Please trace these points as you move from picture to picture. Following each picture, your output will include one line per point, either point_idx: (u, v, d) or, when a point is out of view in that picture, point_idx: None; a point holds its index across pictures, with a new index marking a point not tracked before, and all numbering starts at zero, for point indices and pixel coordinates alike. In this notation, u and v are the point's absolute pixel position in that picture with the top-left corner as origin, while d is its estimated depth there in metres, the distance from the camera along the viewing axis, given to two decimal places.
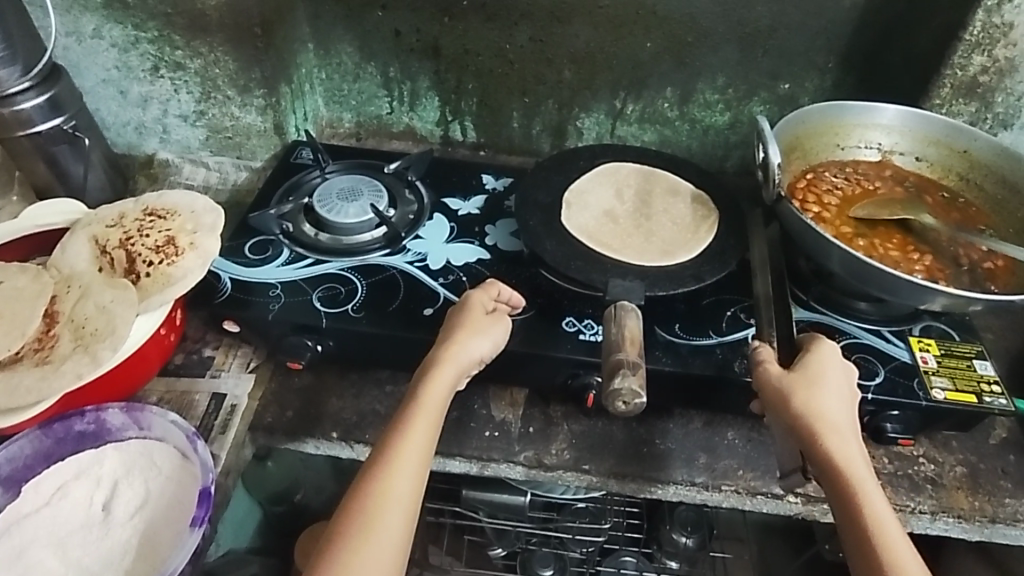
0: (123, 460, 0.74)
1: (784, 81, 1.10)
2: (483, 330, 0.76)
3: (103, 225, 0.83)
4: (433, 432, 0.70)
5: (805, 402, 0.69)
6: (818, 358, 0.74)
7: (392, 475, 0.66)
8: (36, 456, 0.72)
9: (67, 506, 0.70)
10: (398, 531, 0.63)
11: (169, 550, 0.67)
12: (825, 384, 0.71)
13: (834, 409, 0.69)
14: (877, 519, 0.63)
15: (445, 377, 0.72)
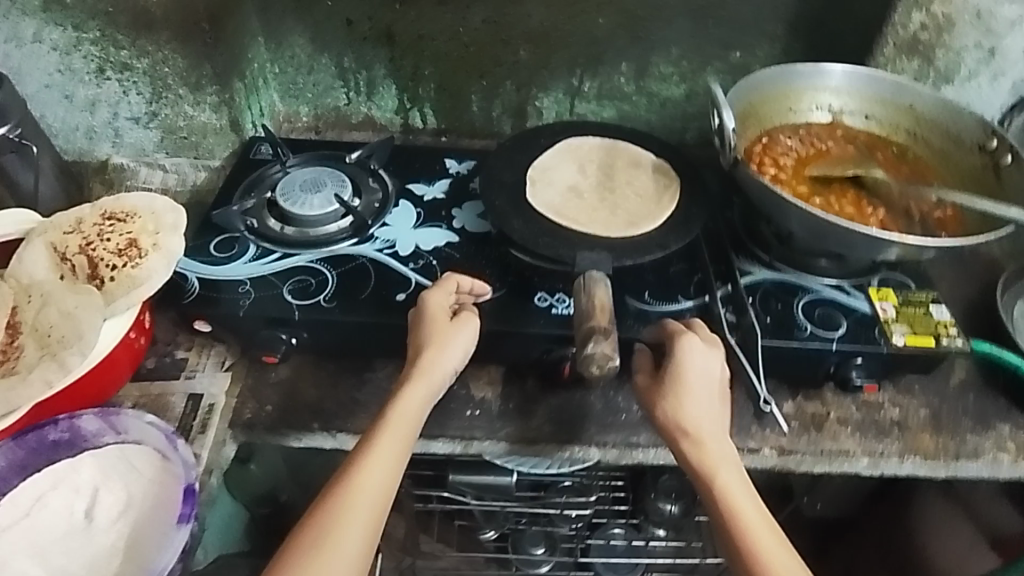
0: (101, 465, 0.72)
1: (736, 50, 1.12)
2: (453, 338, 0.75)
3: (60, 232, 0.80)
4: (402, 451, 0.69)
5: (681, 424, 0.70)
6: (693, 360, 0.72)
7: (354, 488, 0.65)
8: (10, 468, 0.70)
9: (47, 515, 0.69)
10: (357, 546, 0.62)
11: (157, 549, 0.66)
12: (688, 392, 0.71)
13: (710, 425, 0.70)
14: (746, 527, 0.65)
15: (417, 393, 0.71)
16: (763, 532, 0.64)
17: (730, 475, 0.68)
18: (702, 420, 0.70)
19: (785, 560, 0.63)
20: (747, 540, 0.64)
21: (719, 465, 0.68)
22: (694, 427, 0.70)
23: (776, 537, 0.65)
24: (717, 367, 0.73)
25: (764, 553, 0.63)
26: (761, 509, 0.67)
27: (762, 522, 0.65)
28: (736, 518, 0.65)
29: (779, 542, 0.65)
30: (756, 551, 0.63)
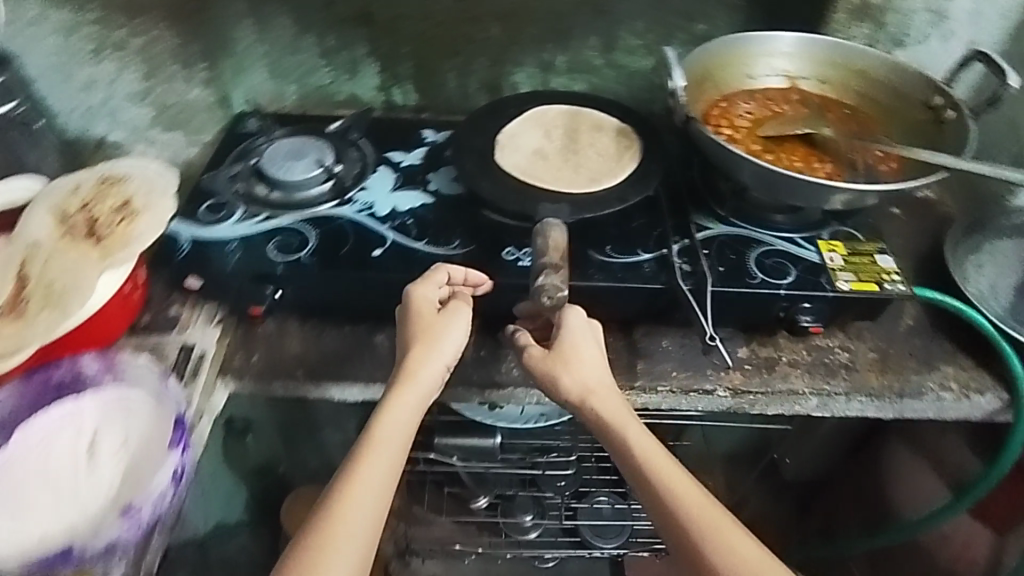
0: (101, 404, 0.78)
1: (699, 22, 1.17)
2: (440, 333, 0.78)
3: (60, 195, 0.87)
4: (395, 463, 0.70)
5: (574, 386, 0.76)
6: (573, 325, 0.79)
7: (347, 501, 0.66)
8: (20, 406, 0.76)
9: (54, 447, 0.75)
10: (354, 555, 0.64)
11: (154, 469, 0.72)
12: (580, 357, 0.77)
13: (606, 388, 0.76)
14: (663, 474, 0.70)
15: (404, 400, 0.73)
16: (677, 476, 0.70)
17: (635, 431, 0.73)
18: (594, 378, 0.76)
19: (712, 509, 0.68)
20: (672, 492, 0.69)
21: (626, 425, 0.73)
22: (591, 389, 0.75)
23: (707, 494, 0.69)
24: (588, 326, 0.80)
25: (676, 493, 0.69)
26: (677, 462, 0.72)
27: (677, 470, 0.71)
28: (653, 468, 0.70)
29: (703, 493, 0.70)
30: (670, 492, 0.69)
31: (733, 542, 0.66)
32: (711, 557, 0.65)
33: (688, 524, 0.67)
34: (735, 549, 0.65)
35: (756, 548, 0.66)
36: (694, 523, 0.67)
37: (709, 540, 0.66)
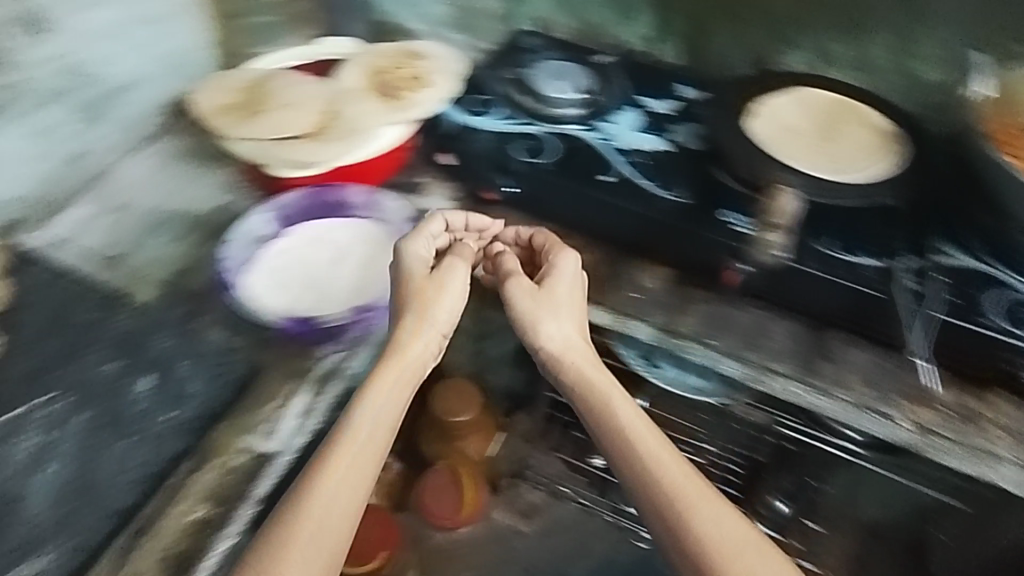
0: (352, 229, 0.95)
1: (1017, 43, 1.06)
2: (430, 301, 0.84)
3: (370, 57, 1.05)
4: (359, 465, 0.73)
5: (547, 341, 0.85)
6: (568, 266, 0.89)
7: (314, 495, 0.70)
8: (298, 211, 0.94)
9: (312, 249, 0.93)
10: (326, 536, 0.69)
11: (382, 289, 0.88)
12: (559, 310, 0.86)
13: (581, 353, 0.85)
14: (636, 437, 0.77)
15: (382, 395, 0.79)
16: (652, 441, 0.77)
17: (609, 399, 0.81)
18: (569, 334, 0.86)
19: (677, 479, 0.74)
20: (653, 459, 0.76)
21: (596, 382, 0.83)
22: (564, 346, 0.85)
23: (679, 463, 0.76)
24: (575, 274, 0.89)
25: (648, 463, 0.75)
26: (637, 410, 0.81)
27: (654, 440, 0.77)
28: (628, 439, 0.77)
29: (677, 462, 0.76)
30: (649, 459, 0.76)
31: (704, 512, 0.71)
32: (688, 522, 0.71)
33: (667, 491, 0.73)
34: (703, 521, 0.71)
35: (731, 520, 0.71)
36: (670, 490, 0.73)
37: (685, 507, 0.72)
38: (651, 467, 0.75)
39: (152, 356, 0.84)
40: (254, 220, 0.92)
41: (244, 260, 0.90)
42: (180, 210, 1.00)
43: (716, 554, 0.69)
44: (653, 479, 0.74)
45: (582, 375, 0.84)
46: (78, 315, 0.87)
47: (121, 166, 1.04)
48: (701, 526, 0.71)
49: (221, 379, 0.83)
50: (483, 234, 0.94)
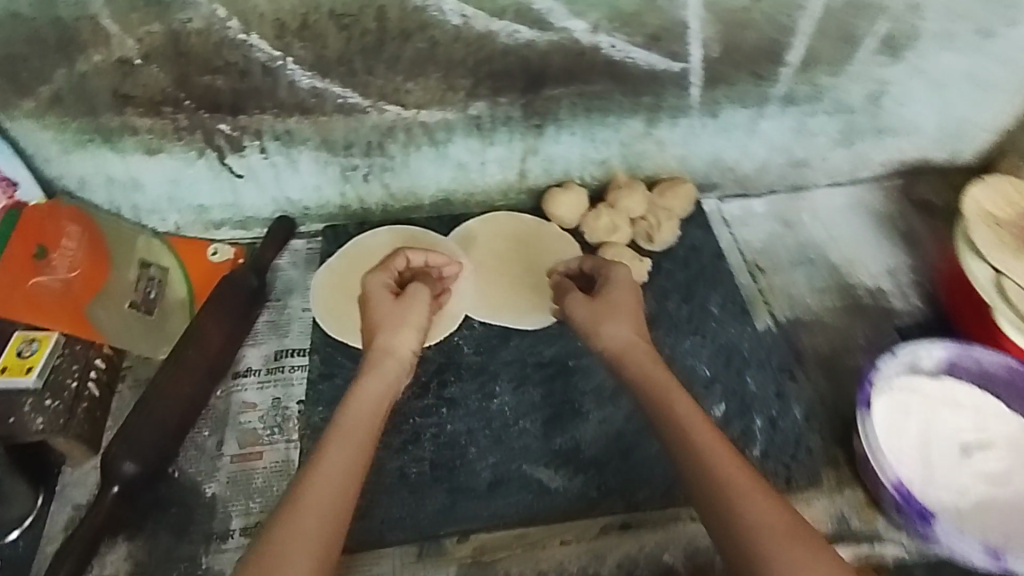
0: (1014, 435, 0.76)
1: None
2: (409, 319, 0.71)
3: None
4: (363, 444, 0.59)
5: (616, 336, 0.68)
6: (615, 276, 0.75)
7: (314, 476, 0.55)
8: (972, 371, 0.79)
9: (955, 417, 0.76)
10: (321, 518, 0.52)
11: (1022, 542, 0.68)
12: (619, 312, 0.71)
13: (643, 349, 0.67)
14: (684, 423, 0.58)
15: (373, 384, 0.65)
16: (703, 434, 0.57)
17: (653, 375, 0.63)
18: (621, 335, 0.68)
19: (716, 449, 0.55)
20: (699, 453, 0.55)
21: (634, 359, 0.66)
22: (630, 343, 0.67)
23: (715, 433, 0.57)
24: (630, 280, 0.75)
25: (701, 454, 0.55)
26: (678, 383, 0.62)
27: (704, 429, 0.57)
28: (682, 430, 0.58)
29: (713, 433, 0.57)
30: (702, 446, 0.56)
31: (746, 495, 0.52)
32: (733, 503, 0.52)
33: (707, 471, 0.54)
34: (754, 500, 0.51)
35: (775, 509, 0.51)
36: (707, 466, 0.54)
37: (727, 491, 0.53)
38: (704, 461, 0.55)
39: (741, 389, 0.81)
40: (931, 349, 0.79)
41: (894, 381, 0.77)
42: (839, 267, 0.95)
43: (773, 540, 0.49)
44: (711, 468, 0.54)
45: (639, 369, 0.65)
46: (710, 300, 0.88)
47: (817, 192, 1.01)
48: (736, 508, 0.51)
49: (782, 467, 0.76)
50: (441, 279, 0.83)
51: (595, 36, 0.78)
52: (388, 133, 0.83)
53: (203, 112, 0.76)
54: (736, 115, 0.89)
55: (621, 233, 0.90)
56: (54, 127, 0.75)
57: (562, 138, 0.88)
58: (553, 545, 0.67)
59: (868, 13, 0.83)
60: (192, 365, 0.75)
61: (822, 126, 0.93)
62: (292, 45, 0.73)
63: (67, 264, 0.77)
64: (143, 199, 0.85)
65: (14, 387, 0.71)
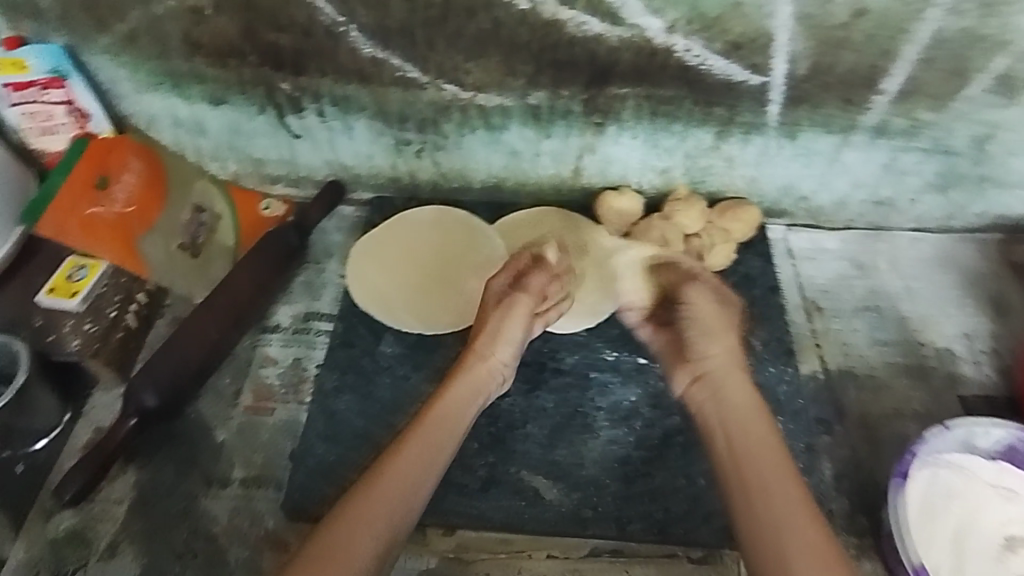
0: None
1: None
2: (509, 331, 0.71)
3: None
4: (443, 444, 0.62)
5: (701, 361, 0.67)
6: (705, 303, 0.70)
7: (397, 459, 0.59)
8: None
9: (1004, 510, 0.69)
10: (398, 500, 0.57)
11: None
12: (716, 339, 0.68)
13: (729, 373, 0.66)
14: (749, 438, 0.60)
15: (459, 389, 0.66)
16: (768, 452, 0.59)
17: (744, 412, 0.62)
18: (718, 358, 0.67)
19: (792, 493, 0.56)
20: (756, 469, 0.58)
21: (728, 389, 0.65)
22: (728, 369, 0.66)
23: (796, 487, 0.56)
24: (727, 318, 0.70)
25: (757, 474, 0.57)
26: (774, 432, 0.61)
27: (772, 449, 0.59)
28: (744, 445, 0.60)
29: (795, 488, 0.56)
30: (763, 465, 0.58)
31: (789, 518, 0.54)
32: (780, 526, 0.54)
33: (761, 524, 0.55)
34: (805, 563, 0.52)
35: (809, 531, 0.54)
36: (766, 517, 0.55)
37: (774, 514, 0.55)
38: (756, 478, 0.57)
39: None
40: (990, 428, 0.71)
41: (942, 456, 0.70)
42: (909, 321, 0.86)
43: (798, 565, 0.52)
44: (765, 488, 0.56)
45: (720, 384, 0.65)
46: (754, 334, 0.82)
47: (898, 236, 0.93)
48: (787, 537, 0.53)
49: None
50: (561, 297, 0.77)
51: (670, 37, 0.73)
52: (443, 112, 0.81)
53: (266, 68, 0.78)
54: (818, 140, 0.82)
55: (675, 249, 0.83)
56: (129, 65, 0.79)
57: (623, 139, 0.83)
58: (536, 557, 0.67)
59: (985, 46, 0.74)
60: (218, 310, 0.77)
61: (914, 164, 0.85)
62: (355, 11, 0.73)
63: (125, 196, 0.81)
64: (206, 143, 0.88)
65: (61, 308, 0.76)
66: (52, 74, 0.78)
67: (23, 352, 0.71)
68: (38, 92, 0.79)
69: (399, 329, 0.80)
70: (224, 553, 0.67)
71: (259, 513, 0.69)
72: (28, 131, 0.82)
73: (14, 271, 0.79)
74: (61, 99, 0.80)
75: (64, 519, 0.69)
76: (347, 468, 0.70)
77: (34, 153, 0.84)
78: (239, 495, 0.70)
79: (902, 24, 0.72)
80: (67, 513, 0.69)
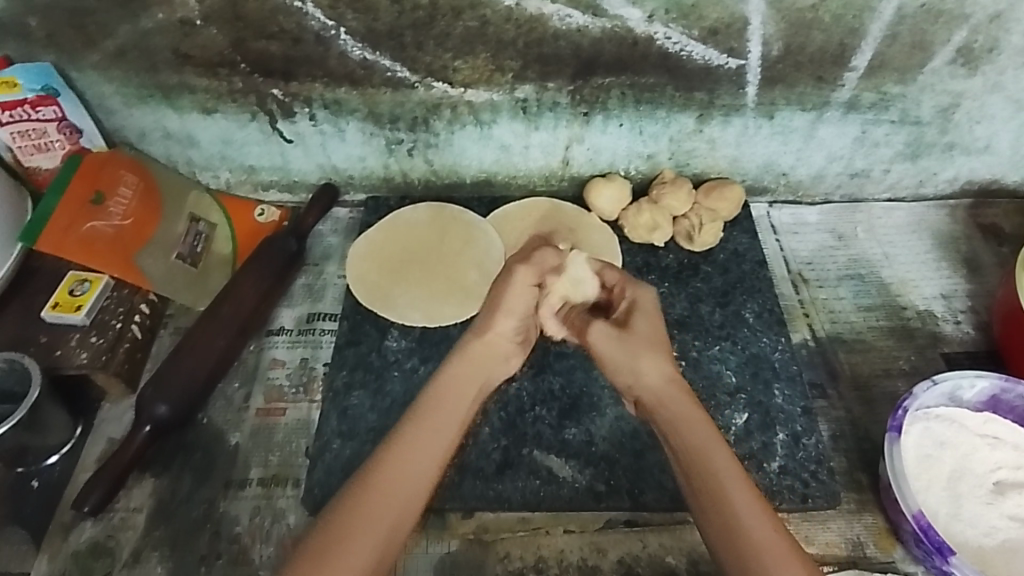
0: None
1: None
2: (510, 302, 0.67)
3: None
4: (446, 429, 0.58)
5: (636, 386, 0.63)
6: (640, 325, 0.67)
7: (398, 451, 0.55)
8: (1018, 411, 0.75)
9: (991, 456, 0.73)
10: (399, 495, 0.53)
11: None
12: (641, 360, 0.63)
13: (672, 401, 0.60)
14: (701, 476, 0.54)
15: (459, 369, 0.62)
16: (725, 487, 0.53)
17: (686, 417, 0.58)
18: (649, 376, 0.62)
19: (759, 528, 0.51)
20: (715, 511, 0.53)
21: (666, 401, 0.60)
22: (667, 386, 0.61)
23: (750, 488, 0.53)
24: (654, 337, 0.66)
25: (717, 516, 0.52)
26: (729, 457, 0.55)
27: (728, 480, 0.54)
28: (698, 486, 0.54)
29: (749, 489, 0.53)
30: (720, 503, 0.53)
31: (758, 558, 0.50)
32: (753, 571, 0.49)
33: (722, 535, 0.52)
34: None
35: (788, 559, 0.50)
36: (725, 525, 0.52)
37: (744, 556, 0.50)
38: (717, 519, 0.52)
39: (767, 400, 0.78)
40: (974, 380, 0.75)
41: (930, 410, 0.74)
42: (890, 286, 0.90)
43: None
44: (728, 529, 0.51)
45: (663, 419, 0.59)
46: (746, 307, 0.85)
47: (874, 206, 0.97)
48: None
49: (800, 483, 0.73)
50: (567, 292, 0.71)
51: (650, 26, 0.76)
52: (433, 110, 0.83)
53: (257, 76, 0.79)
54: (794, 118, 0.86)
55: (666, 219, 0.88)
56: (118, 80, 0.80)
57: (609, 128, 0.86)
58: (555, 533, 0.69)
59: (945, 21, 0.78)
60: (225, 319, 0.78)
61: (886, 136, 0.89)
62: (345, 16, 0.74)
63: (121, 211, 0.81)
64: (198, 155, 0.88)
65: (66, 324, 0.77)
66: (43, 91, 0.78)
67: (33, 368, 0.70)
68: (29, 110, 0.78)
69: (403, 323, 0.82)
70: (248, 552, 0.68)
71: (280, 511, 0.70)
72: (20, 150, 0.81)
73: (16, 291, 0.80)
74: (53, 116, 0.80)
75: (83, 532, 0.69)
76: (364, 462, 0.72)
77: (27, 172, 0.84)
78: (259, 495, 0.71)
79: (868, 3, 0.76)
80: (87, 524, 0.70)
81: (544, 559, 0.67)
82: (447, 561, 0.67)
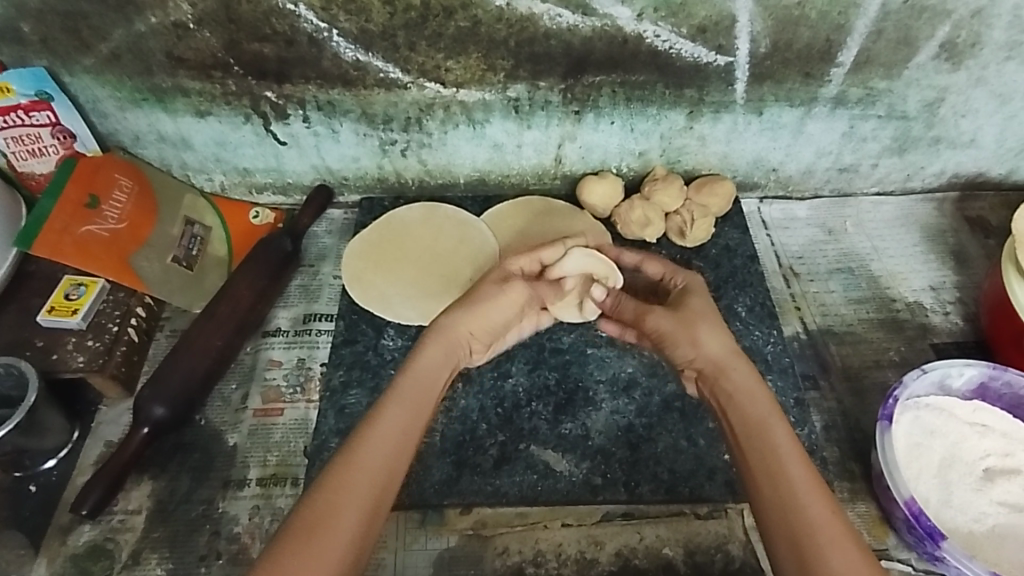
0: None
1: None
2: (484, 312, 0.69)
3: None
4: (422, 406, 0.59)
5: (697, 357, 0.64)
6: (689, 302, 0.68)
7: (377, 428, 0.56)
8: (1006, 399, 0.76)
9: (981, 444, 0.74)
10: (384, 466, 0.55)
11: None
12: (705, 321, 0.65)
13: (738, 370, 0.62)
14: (771, 447, 0.56)
15: (433, 352, 0.64)
16: (793, 464, 0.55)
17: (749, 398, 0.60)
18: (707, 349, 0.64)
19: (823, 512, 0.52)
20: (785, 488, 0.54)
21: (731, 375, 0.62)
22: (729, 354, 0.63)
23: (809, 472, 0.54)
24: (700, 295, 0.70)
25: (787, 491, 0.53)
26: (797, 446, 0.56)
27: (797, 460, 0.55)
28: (766, 456, 0.55)
29: (809, 475, 0.54)
30: (787, 478, 0.54)
31: (822, 542, 0.50)
32: (817, 552, 0.50)
33: (780, 513, 0.53)
34: None
35: (843, 547, 0.50)
36: (783, 504, 0.53)
37: (811, 539, 0.51)
38: (786, 497, 0.53)
39: None
40: (963, 369, 0.76)
41: (921, 399, 0.75)
42: (880, 278, 0.91)
43: None
44: (796, 510, 0.52)
45: (729, 386, 0.61)
46: (738, 301, 0.86)
47: (863, 201, 0.98)
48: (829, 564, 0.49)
49: None
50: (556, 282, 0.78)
51: (640, 24, 0.77)
52: (426, 110, 0.84)
53: (251, 78, 0.80)
54: (783, 114, 0.87)
55: (655, 215, 0.88)
56: (112, 84, 0.80)
57: (600, 126, 0.87)
58: (553, 526, 0.69)
59: (929, 17, 0.79)
60: (222, 319, 0.78)
61: (873, 132, 0.90)
62: (338, 17, 0.75)
63: (116, 214, 0.82)
64: (192, 157, 0.89)
65: (62, 327, 0.77)
66: (35, 96, 0.78)
67: (30, 372, 0.70)
68: (22, 115, 0.79)
69: (399, 322, 0.82)
70: (248, 551, 0.68)
71: (279, 509, 0.71)
72: (14, 156, 0.82)
73: (13, 295, 0.80)
74: (46, 121, 0.81)
75: (83, 534, 0.70)
76: None
77: (21, 176, 0.85)
78: (258, 494, 0.72)
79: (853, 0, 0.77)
80: (86, 527, 0.70)
81: (543, 553, 0.67)
82: (445, 557, 0.68)
